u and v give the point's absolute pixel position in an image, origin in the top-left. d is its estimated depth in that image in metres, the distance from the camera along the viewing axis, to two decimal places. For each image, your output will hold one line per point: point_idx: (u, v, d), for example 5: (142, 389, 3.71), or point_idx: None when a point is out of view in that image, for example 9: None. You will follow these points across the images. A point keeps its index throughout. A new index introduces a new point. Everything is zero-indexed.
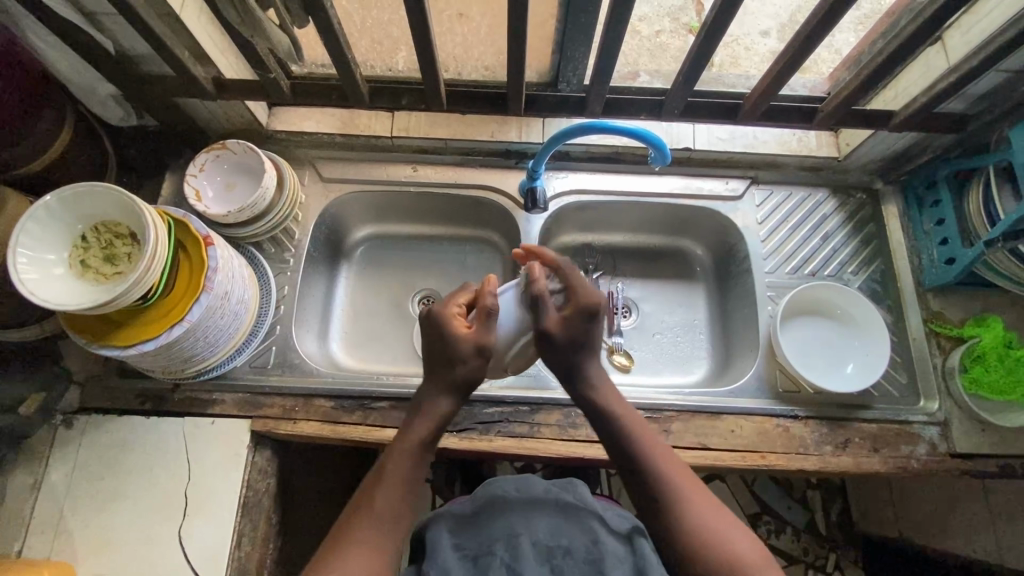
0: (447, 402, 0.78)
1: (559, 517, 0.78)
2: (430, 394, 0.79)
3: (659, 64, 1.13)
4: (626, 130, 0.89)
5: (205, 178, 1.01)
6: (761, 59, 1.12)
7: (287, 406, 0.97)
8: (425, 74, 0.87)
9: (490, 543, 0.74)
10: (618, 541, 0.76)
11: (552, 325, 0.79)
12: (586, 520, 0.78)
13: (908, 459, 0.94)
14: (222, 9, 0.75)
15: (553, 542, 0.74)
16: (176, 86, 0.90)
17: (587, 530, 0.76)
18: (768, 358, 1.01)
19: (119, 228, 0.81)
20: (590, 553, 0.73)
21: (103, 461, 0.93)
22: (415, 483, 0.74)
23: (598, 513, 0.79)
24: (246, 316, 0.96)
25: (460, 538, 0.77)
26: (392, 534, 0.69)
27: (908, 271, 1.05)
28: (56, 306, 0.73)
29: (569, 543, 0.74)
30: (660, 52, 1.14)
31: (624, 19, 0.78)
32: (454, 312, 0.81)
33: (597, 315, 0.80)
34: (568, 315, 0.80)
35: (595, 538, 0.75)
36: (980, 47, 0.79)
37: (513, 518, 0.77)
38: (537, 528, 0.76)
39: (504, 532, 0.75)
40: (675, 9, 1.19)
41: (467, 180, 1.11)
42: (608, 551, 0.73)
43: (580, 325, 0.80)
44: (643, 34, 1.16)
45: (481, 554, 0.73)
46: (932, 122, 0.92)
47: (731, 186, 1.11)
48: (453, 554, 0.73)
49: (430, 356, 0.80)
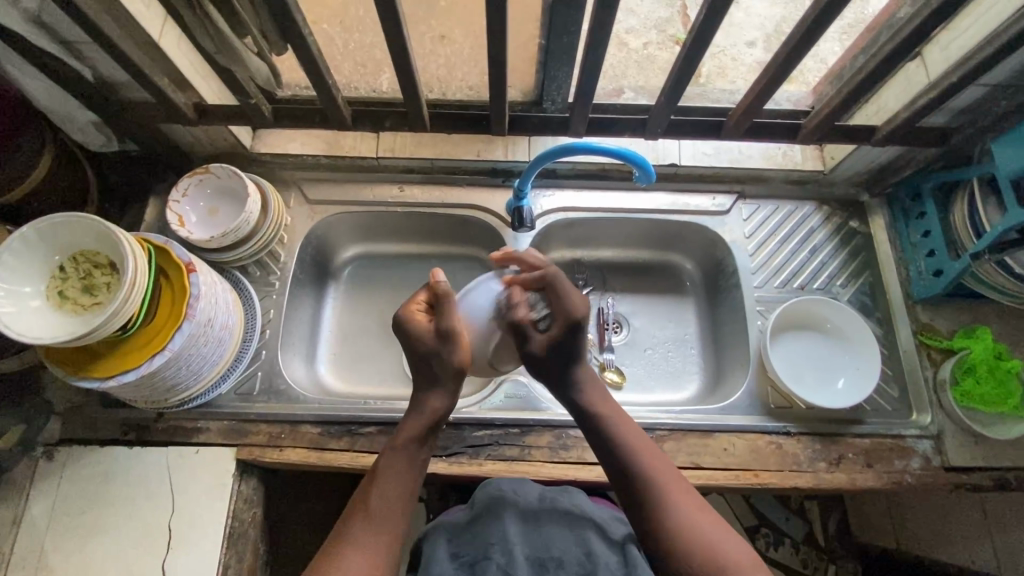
0: (441, 398, 0.78)
1: (555, 531, 0.79)
2: (424, 392, 0.78)
3: (647, 77, 1.15)
4: (611, 151, 0.88)
5: (188, 203, 1.00)
6: (747, 75, 1.13)
7: (272, 433, 0.95)
8: (407, 96, 0.87)
9: (486, 550, 0.77)
10: (612, 551, 0.78)
11: (540, 348, 0.78)
12: (577, 526, 0.80)
13: (902, 474, 0.94)
14: (199, 39, 0.73)
15: (545, 551, 0.77)
16: (156, 113, 0.89)
17: (580, 540, 0.78)
18: (759, 374, 1.00)
19: (97, 257, 0.79)
20: (584, 562, 0.76)
21: (86, 495, 0.91)
22: (412, 478, 0.75)
23: (593, 521, 0.81)
24: (230, 342, 0.95)
25: (458, 545, 0.79)
26: (394, 531, 0.70)
27: (896, 283, 1.06)
28: (32, 340, 0.71)
29: (560, 553, 0.77)
30: (648, 64, 1.16)
31: (604, 41, 0.78)
32: (415, 310, 0.80)
33: (581, 322, 0.78)
34: (553, 336, 0.78)
35: (587, 547, 0.78)
36: (957, 64, 0.80)
37: (508, 527, 0.79)
38: (530, 538, 0.79)
39: (499, 539, 0.78)
40: (663, 22, 1.20)
41: (456, 199, 1.11)
42: (600, 562, 0.75)
43: (568, 340, 0.78)
44: (631, 47, 1.18)
45: (477, 562, 0.76)
46: (916, 137, 0.92)
47: (718, 201, 1.11)
48: (448, 555, 0.78)
49: (416, 345, 0.78)
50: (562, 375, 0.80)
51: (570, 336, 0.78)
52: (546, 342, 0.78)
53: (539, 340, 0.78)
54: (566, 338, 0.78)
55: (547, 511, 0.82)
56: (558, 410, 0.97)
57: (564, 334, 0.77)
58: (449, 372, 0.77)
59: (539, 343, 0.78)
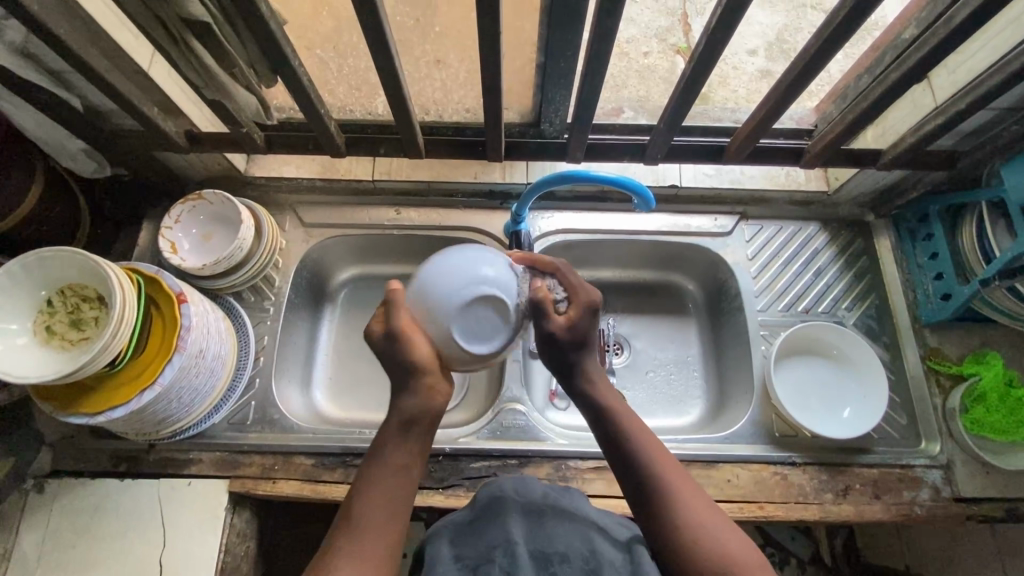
0: (412, 399, 0.67)
1: (559, 526, 0.67)
2: (398, 393, 0.68)
3: (647, 87, 1.13)
4: (606, 180, 0.86)
5: (180, 229, 0.98)
6: (749, 86, 1.11)
7: (266, 464, 0.93)
8: (402, 123, 0.85)
9: (486, 552, 0.64)
10: (618, 550, 0.66)
11: (557, 330, 0.71)
12: (588, 526, 0.68)
13: (911, 506, 0.91)
14: (186, 72, 0.71)
15: (549, 547, 0.64)
16: (147, 140, 0.88)
17: (587, 538, 0.66)
18: (763, 402, 0.98)
19: (85, 290, 0.78)
20: (589, 561, 0.62)
21: (76, 528, 0.89)
22: (399, 482, 0.65)
23: (602, 521, 0.69)
24: (223, 372, 0.93)
25: (458, 548, 0.66)
26: (380, 547, 0.61)
27: (903, 307, 1.03)
28: (18, 380, 0.70)
29: (565, 548, 0.64)
30: (648, 74, 1.14)
31: (601, 71, 0.76)
32: (377, 324, 0.69)
33: (598, 309, 0.72)
34: (572, 318, 0.71)
35: (595, 545, 0.64)
36: (965, 89, 0.78)
37: (512, 522, 0.66)
38: (536, 535, 0.66)
39: (502, 539, 0.64)
40: (663, 30, 1.19)
41: (453, 222, 1.09)
42: (606, 560, 0.63)
43: (585, 324, 0.72)
44: (631, 57, 1.16)
45: (477, 564, 0.62)
46: (923, 160, 0.89)
47: (720, 222, 1.09)
48: (448, 556, 0.64)
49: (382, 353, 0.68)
50: (573, 363, 0.74)
51: (590, 319, 0.71)
52: (569, 324, 0.71)
53: (558, 318, 0.71)
54: (589, 322, 0.72)
55: (551, 507, 0.70)
56: (558, 440, 0.95)
57: (584, 317, 0.71)
58: (411, 373, 0.67)
59: (558, 323, 0.71)
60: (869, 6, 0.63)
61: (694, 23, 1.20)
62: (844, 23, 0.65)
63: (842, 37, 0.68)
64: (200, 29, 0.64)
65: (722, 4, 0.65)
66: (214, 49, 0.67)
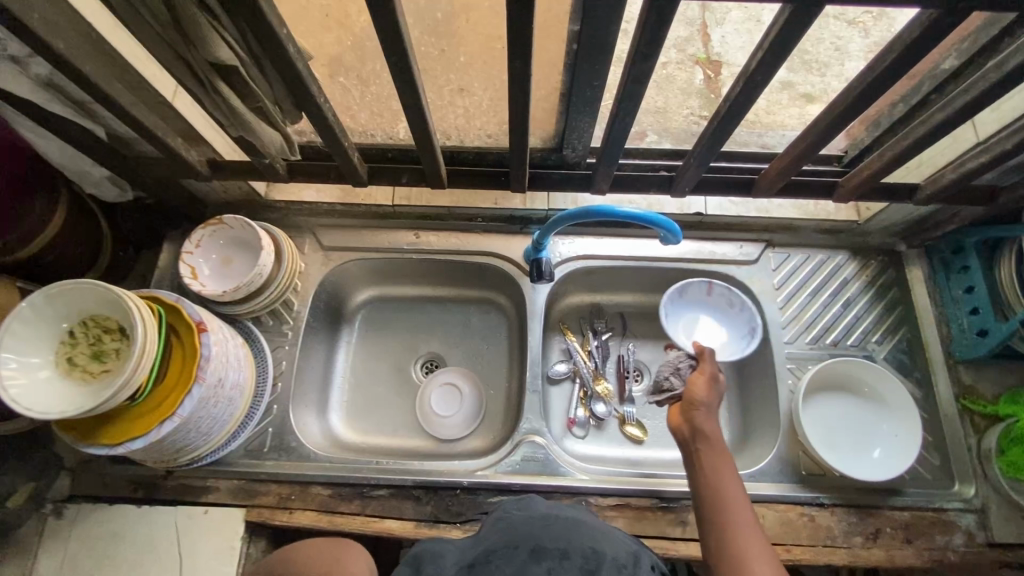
0: None
1: (562, 525, 0.69)
2: None
3: (665, 100, 1.10)
4: (635, 216, 0.84)
5: (201, 254, 0.98)
6: (770, 98, 1.08)
7: (283, 493, 0.93)
8: (425, 155, 0.85)
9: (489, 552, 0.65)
10: (621, 551, 0.66)
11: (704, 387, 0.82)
12: (589, 530, 0.69)
13: (944, 552, 0.88)
14: (212, 109, 0.71)
15: (551, 544, 0.65)
16: (171, 169, 0.88)
17: (588, 536, 0.67)
18: (790, 439, 0.95)
19: (108, 322, 0.78)
20: (589, 558, 0.63)
21: (93, 555, 0.89)
22: None
23: (606, 530, 0.69)
24: (241, 401, 0.92)
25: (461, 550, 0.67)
26: None
27: (936, 340, 1.00)
28: (41, 415, 0.69)
29: (566, 544, 0.65)
30: (667, 86, 1.11)
31: (633, 105, 0.74)
32: None
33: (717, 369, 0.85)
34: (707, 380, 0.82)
35: (596, 544, 0.66)
36: (1013, 125, 0.75)
37: (514, 528, 0.68)
38: (538, 533, 0.67)
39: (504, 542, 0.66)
40: (681, 40, 1.16)
41: (472, 246, 1.08)
42: (607, 559, 0.64)
43: (711, 390, 0.81)
44: None
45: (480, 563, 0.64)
46: (963, 196, 0.86)
47: (744, 250, 1.06)
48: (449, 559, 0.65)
49: None
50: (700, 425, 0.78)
51: (713, 366, 0.84)
52: (698, 378, 0.82)
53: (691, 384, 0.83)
54: (711, 372, 0.83)
55: (555, 515, 0.71)
56: (581, 475, 0.93)
57: (706, 359, 0.85)
58: None
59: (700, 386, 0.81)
60: (918, 50, 0.60)
61: (713, 31, 1.17)
62: (892, 67, 0.63)
63: (887, 82, 0.65)
64: (228, 71, 0.64)
65: (764, 47, 0.63)
66: (241, 90, 0.66)
